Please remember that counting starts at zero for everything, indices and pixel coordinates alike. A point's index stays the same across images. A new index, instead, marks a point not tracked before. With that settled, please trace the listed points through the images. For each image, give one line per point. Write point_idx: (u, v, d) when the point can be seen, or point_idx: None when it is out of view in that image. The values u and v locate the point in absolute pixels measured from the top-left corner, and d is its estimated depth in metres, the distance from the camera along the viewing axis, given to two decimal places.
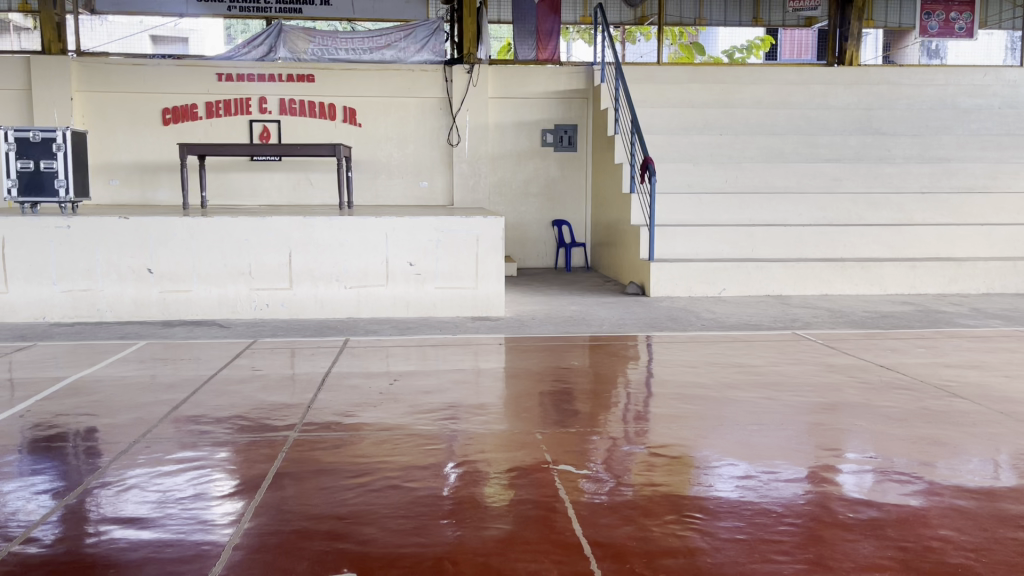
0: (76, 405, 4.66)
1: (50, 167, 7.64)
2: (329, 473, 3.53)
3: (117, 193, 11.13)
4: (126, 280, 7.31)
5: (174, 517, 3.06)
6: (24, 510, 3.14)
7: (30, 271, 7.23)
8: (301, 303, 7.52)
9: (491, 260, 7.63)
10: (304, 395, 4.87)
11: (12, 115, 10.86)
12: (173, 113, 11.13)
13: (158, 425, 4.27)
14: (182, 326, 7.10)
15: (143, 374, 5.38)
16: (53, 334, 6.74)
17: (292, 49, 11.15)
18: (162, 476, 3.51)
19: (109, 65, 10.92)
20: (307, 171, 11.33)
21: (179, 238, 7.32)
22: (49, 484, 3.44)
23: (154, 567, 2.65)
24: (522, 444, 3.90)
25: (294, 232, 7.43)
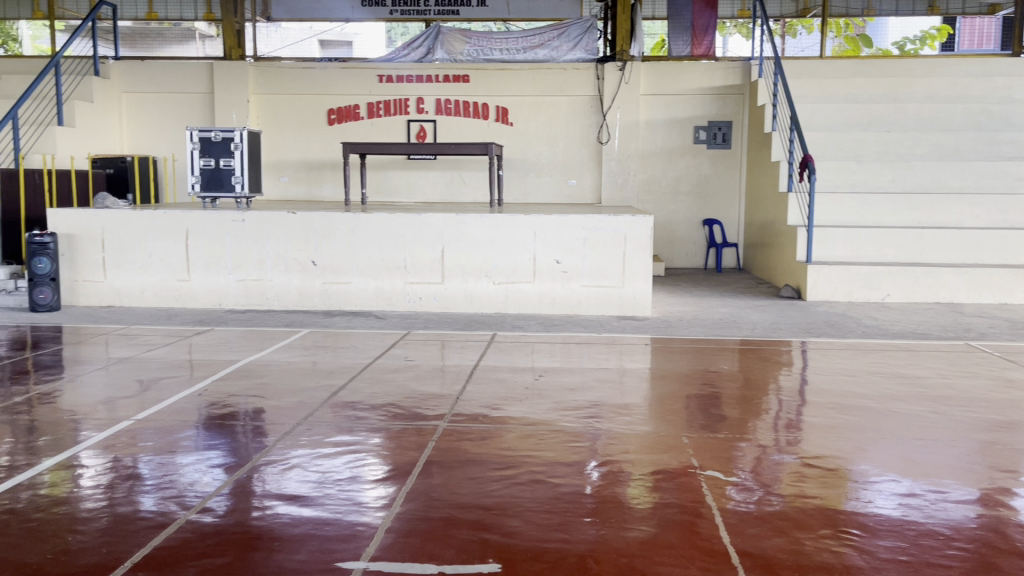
0: (246, 387, 4.99)
1: (228, 164, 8.21)
2: (476, 464, 3.61)
3: (286, 189, 11.83)
4: (292, 272, 7.77)
5: (332, 497, 3.23)
6: (201, 482, 3.41)
7: (209, 261, 7.80)
8: (452, 298, 7.74)
9: (639, 259, 7.55)
10: (453, 387, 5.01)
11: (196, 116, 11.73)
12: (337, 113, 11.70)
13: (318, 410, 4.50)
14: (341, 317, 7.47)
15: (306, 361, 5.70)
16: (227, 320, 7.26)
17: (450, 50, 11.42)
18: (322, 458, 3.71)
19: (281, 69, 11.61)
20: (460, 169, 11.63)
21: (341, 232, 7.69)
22: (222, 459, 3.71)
23: (315, 543, 2.81)
24: (667, 447, 3.85)
25: (446, 228, 7.63)
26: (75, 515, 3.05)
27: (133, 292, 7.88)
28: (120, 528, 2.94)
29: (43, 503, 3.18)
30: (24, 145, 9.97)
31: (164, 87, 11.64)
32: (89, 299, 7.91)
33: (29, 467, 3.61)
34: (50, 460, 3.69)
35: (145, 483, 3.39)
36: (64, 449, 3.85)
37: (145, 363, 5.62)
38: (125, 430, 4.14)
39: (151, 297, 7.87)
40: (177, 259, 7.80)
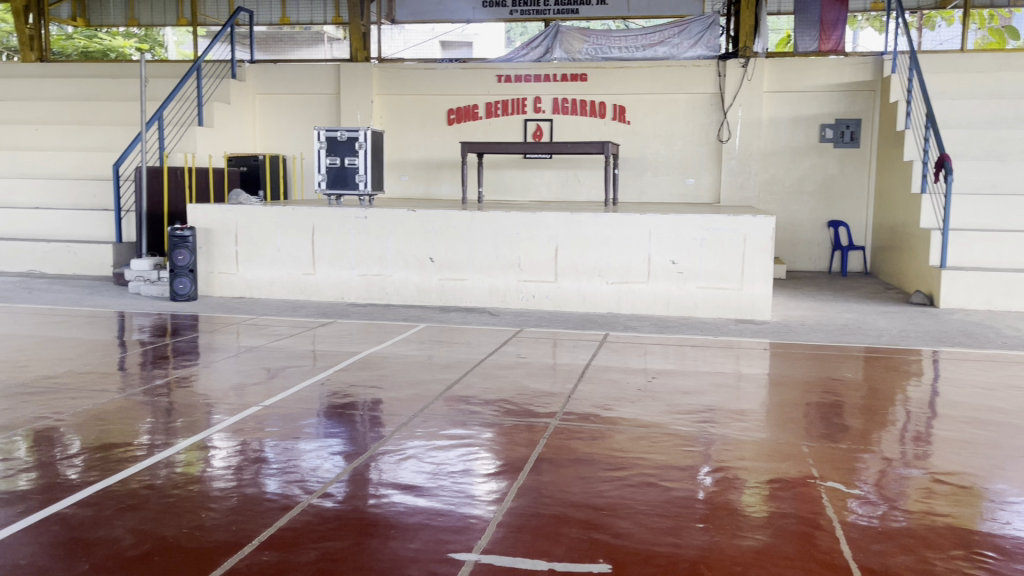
0: (365, 378, 5.17)
1: (353, 163, 8.50)
2: (587, 463, 3.61)
3: (406, 187, 12.14)
4: (411, 267, 7.97)
5: (445, 489, 3.31)
6: (322, 468, 3.56)
7: (333, 256, 8.10)
8: (565, 297, 7.75)
9: (759, 260, 7.35)
10: (565, 385, 5.02)
11: (324, 115, 12.20)
12: (456, 113, 11.91)
13: (433, 403, 4.61)
14: (456, 313, 7.62)
15: (422, 354, 5.84)
16: (349, 313, 7.53)
17: (568, 49, 11.45)
18: (436, 449, 3.80)
19: (404, 70, 11.91)
20: (575, 168, 11.63)
21: (458, 230, 7.83)
22: (342, 447, 3.85)
23: (429, 533, 2.89)
24: (785, 455, 3.73)
25: (562, 226, 7.65)
26: (208, 494, 3.24)
27: (262, 284, 8.27)
28: (248, 508, 3.10)
29: (179, 481, 3.39)
30: (168, 144, 10.62)
31: (295, 90, 12.15)
32: (222, 290, 8.36)
33: (168, 447, 3.85)
34: (185, 441, 3.92)
35: (270, 467, 3.56)
36: (199, 431, 4.09)
37: (273, 353, 5.89)
38: (253, 416, 4.35)
39: (279, 289, 8.24)
40: (304, 253, 8.14)
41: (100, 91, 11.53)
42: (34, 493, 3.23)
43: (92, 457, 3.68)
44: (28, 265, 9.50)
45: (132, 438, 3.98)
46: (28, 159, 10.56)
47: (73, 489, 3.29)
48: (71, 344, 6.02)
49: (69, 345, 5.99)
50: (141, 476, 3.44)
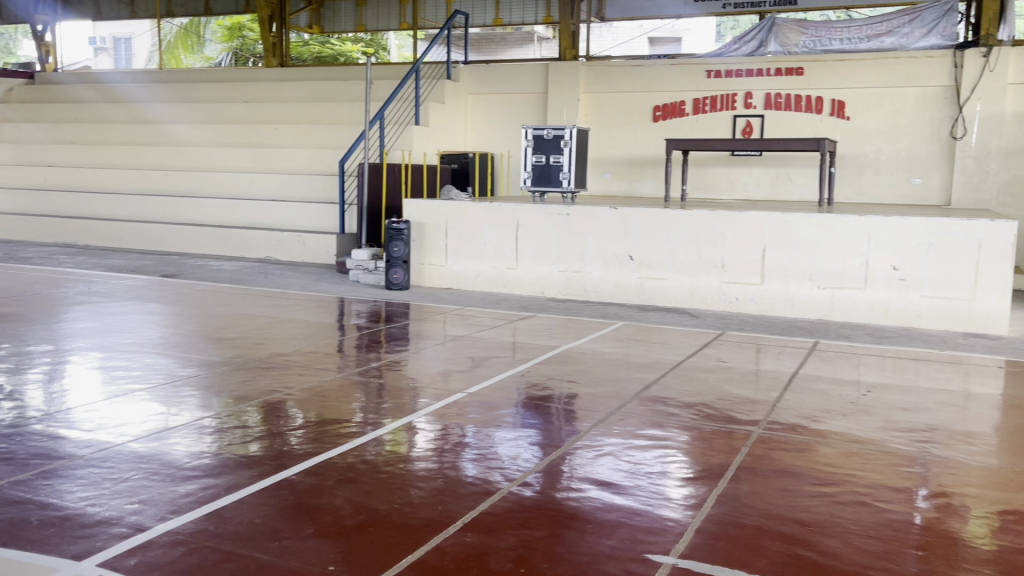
0: (563, 372, 5.25)
1: (557, 161, 8.63)
2: (792, 476, 3.45)
3: (608, 185, 12.14)
4: (611, 265, 7.98)
5: (643, 488, 3.29)
6: (521, 457, 3.66)
7: (536, 252, 8.26)
8: (771, 300, 7.45)
9: (995, 269, 6.70)
10: (769, 393, 4.83)
11: (531, 114, 12.36)
12: (663, 110, 11.74)
13: (630, 401, 4.59)
14: (655, 312, 7.54)
15: (620, 352, 5.84)
16: (549, 308, 7.66)
17: (784, 42, 10.99)
18: (634, 449, 3.78)
19: (612, 68, 11.90)
20: (786, 166, 11.13)
21: (660, 228, 7.74)
22: (538, 438, 3.93)
23: (627, 531, 2.89)
24: (1021, 486, 3.38)
25: (771, 227, 7.35)
26: (414, 473, 3.43)
27: (468, 276, 8.59)
28: (453, 490, 3.25)
29: (388, 459, 3.61)
30: (387, 142, 11.29)
31: (505, 90, 12.42)
32: (431, 281, 8.76)
33: (378, 426, 4.11)
34: (393, 422, 4.17)
35: (471, 453, 3.71)
36: (406, 413, 4.33)
37: (476, 343, 6.11)
38: (456, 402, 4.55)
39: (483, 282, 8.52)
40: (508, 248, 8.37)
41: (329, 92, 12.48)
42: (267, 458, 3.57)
43: (313, 430, 4.00)
44: (264, 252, 10.48)
45: (348, 415, 4.28)
46: (267, 155, 11.64)
47: (299, 458, 3.59)
48: (299, 325, 6.58)
49: (298, 326, 6.55)
50: (356, 451, 3.70)
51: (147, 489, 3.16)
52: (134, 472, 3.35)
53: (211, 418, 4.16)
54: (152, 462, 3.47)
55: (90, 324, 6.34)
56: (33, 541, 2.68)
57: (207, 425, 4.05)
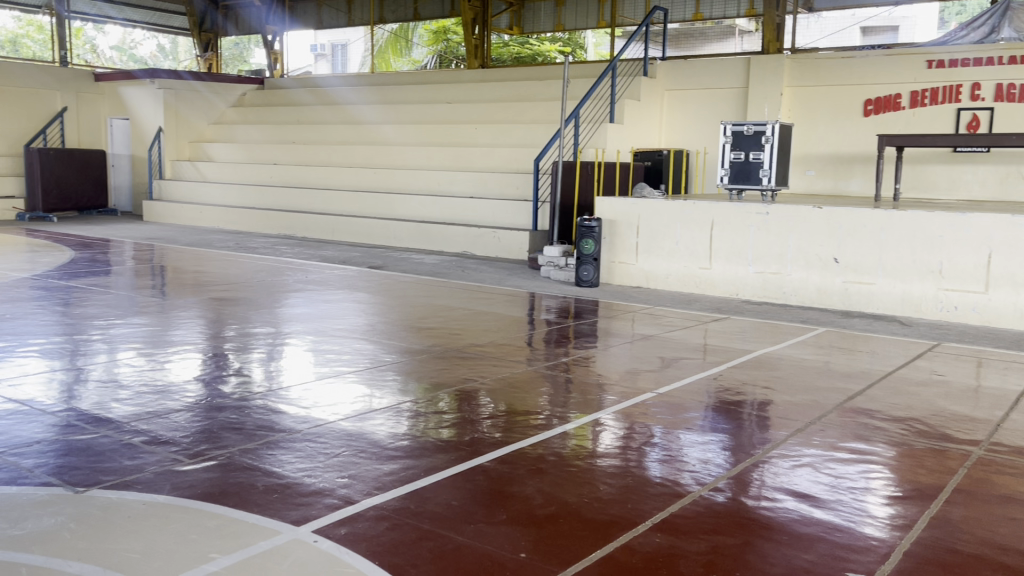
0: (757, 378, 5.07)
1: (757, 157, 8.33)
2: (1019, 504, 3.14)
3: (812, 182, 11.54)
4: (813, 268, 7.60)
5: (845, 504, 3.12)
6: (711, 462, 3.57)
7: (731, 252, 8.02)
8: (997, 311, 6.81)
9: None
10: (992, 412, 4.42)
11: (730, 110, 11.94)
12: (875, 104, 11.00)
13: (830, 412, 4.36)
14: (861, 319, 7.11)
15: (820, 360, 5.56)
16: (744, 310, 7.42)
17: (1018, 27, 10.21)
18: (835, 462, 3.59)
19: (819, 60, 11.30)
20: (1019, 164, 10.10)
21: (870, 230, 7.29)
22: (729, 444, 3.82)
23: (826, 546, 2.75)
24: None
25: (998, 231, 6.73)
26: (602, 469, 3.45)
27: (659, 275, 8.48)
28: (641, 489, 3.24)
29: (576, 453, 3.65)
30: (583, 140, 11.41)
31: (702, 84, 12.06)
32: (621, 279, 8.72)
33: (566, 420, 4.16)
34: (579, 417, 4.20)
35: (659, 454, 3.67)
36: (593, 409, 4.36)
37: (667, 343, 6.04)
38: (643, 402, 4.51)
39: (674, 282, 8.38)
40: (702, 247, 8.17)
41: (527, 92, 12.78)
42: (462, 444, 3.72)
43: (504, 420, 4.13)
44: (461, 247, 10.90)
45: (538, 408, 4.37)
46: (466, 154, 12.11)
47: (492, 446, 3.71)
48: (492, 318, 6.79)
49: (492, 319, 6.76)
50: (544, 443, 3.77)
51: (356, 465, 3.40)
52: (344, 448, 3.61)
53: (410, 402, 4.39)
54: (358, 441, 3.72)
55: (306, 310, 6.88)
56: (259, 504, 2.96)
57: (406, 408, 4.27)
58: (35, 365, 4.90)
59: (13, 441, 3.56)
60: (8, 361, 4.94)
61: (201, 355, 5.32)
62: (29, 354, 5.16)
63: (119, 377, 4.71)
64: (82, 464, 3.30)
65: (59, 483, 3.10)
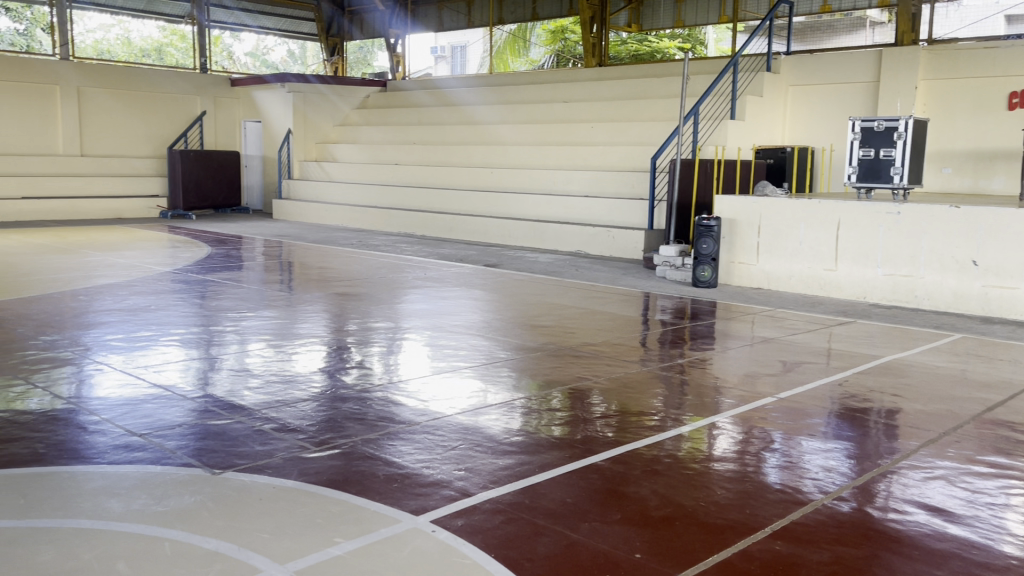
0: (886, 385, 4.84)
1: (889, 154, 7.95)
2: None
3: (948, 180, 10.91)
4: (948, 270, 7.21)
5: (983, 520, 2.94)
6: (834, 470, 3.44)
7: (858, 253, 7.69)
8: None
9: None
10: None
11: (860, 105, 11.43)
12: (1021, 97, 10.32)
13: (966, 423, 4.12)
14: (1002, 325, 6.67)
15: (955, 368, 5.26)
16: (872, 314, 7.10)
17: None
18: (972, 475, 3.39)
19: (959, 51, 10.69)
20: None
21: (1014, 231, 6.85)
22: (853, 452, 3.68)
23: (961, 563, 2.61)
24: None
25: None
26: (719, 473, 3.38)
27: (781, 277, 8.22)
28: (760, 494, 3.16)
29: (691, 455, 3.59)
30: (702, 138, 11.22)
31: (829, 77, 11.59)
32: (741, 280, 8.50)
33: (681, 422, 4.10)
34: (694, 420, 4.13)
35: (778, 460, 3.56)
36: (709, 413, 4.27)
37: (788, 346, 5.85)
38: (763, 406, 4.39)
39: (797, 283, 8.11)
40: (827, 248, 7.87)
41: (645, 90, 12.65)
42: (576, 442, 3.72)
43: (617, 419, 4.11)
44: (576, 246, 10.90)
45: (653, 408, 4.33)
46: (582, 152, 12.10)
47: (607, 445, 3.70)
48: (607, 317, 6.76)
49: (606, 318, 6.73)
50: (659, 444, 3.73)
51: (472, 458, 3.46)
52: (461, 442, 3.68)
53: (524, 399, 4.44)
54: (474, 435, 3.79)
55: (424, 306, 7.05)
56: (381, 492, 3.06)
57: (519, 405, 4.31)
58: (175, 353, 5.23)
59: (157, 424, 3.82)
60: (152, 349, 5.29)
61: (326, 347, 5.54)
62: (170, 342, 5.51)
63: (251, 367, 4.97)
64: (218, 448, 3.50)
65: (198, 465, 3.30)
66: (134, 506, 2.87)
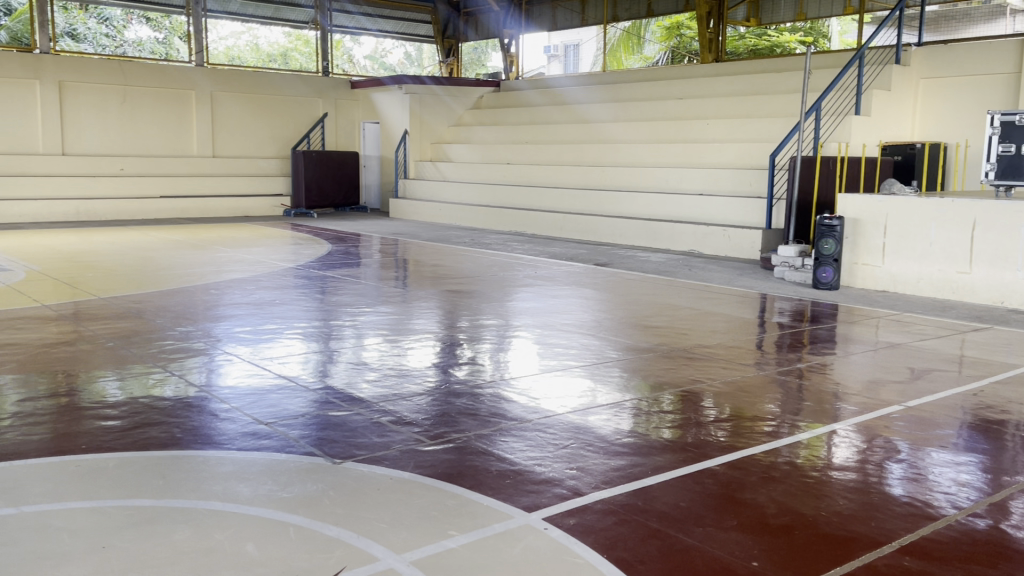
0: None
1: None
2: None
3: None
4: None
5: None
6: (967, 485, 3.25)
7: (995, 255, 7.24)
8: None
9: None
10: None
11: (999, 98, 10.73)
12: None
13: None
14: None
15: None
16: (1011, 320, 6.67)
17: None
18: None
19: None
20: None
21: None
22: (988, 466, 3.46)
23: None
24: None
25: None
26: (839, 482, 3.25)
27: (908, 279, 7.83)
28: (885, 507, 3.02)
29: (809, 463, 3.47)
30: (824, 134, 10.82)
31: (964, 69, 10.95)
32: (865, 282, 8.15)
33: (798, 428, 3.97)
34: (812, 427, 3.99)
35: (904, 471, 3.39)
36: (829, 419, 4.11)
37: (915, 352, 5.57)
38: (888, 415, 4.20)
39: (927, 287, 7.70)
40: (960, 250, 7.45)
41: (764, 85, 12.31)
42: (689, 446, 3.66)
43: (732, 423, 4.02)
44: (689, 246, 10.71)
45: (769, 413, 4.21)
46: (698, 150, 11.88)
47: (720, 450, 3.62)
48: (722, 319, 6.62)
49: (721, 320, 6.58)
50: (775, 450, 3.62)
51: (584, 458, 3.46)
52: (572, 441, 3.68)
53: (634, 400, 4.39)
54: (585, 434, 3.78)
55: (534, 304, 7.08)
56: (494, 488, 3.10)
57: (630, 405, 4.28)
58: (298, 346, 5.45)
59: (282, 413, 3.99)
60: (277, 342, 5.53)
61: (438, 343, 5.66)
62: (293, 335, 5.75)
63: (367, 360, 5.13)
64: (338, 438, 3.62)
65: (320, 454, 3.43)
66: (261, 490, 3.01)
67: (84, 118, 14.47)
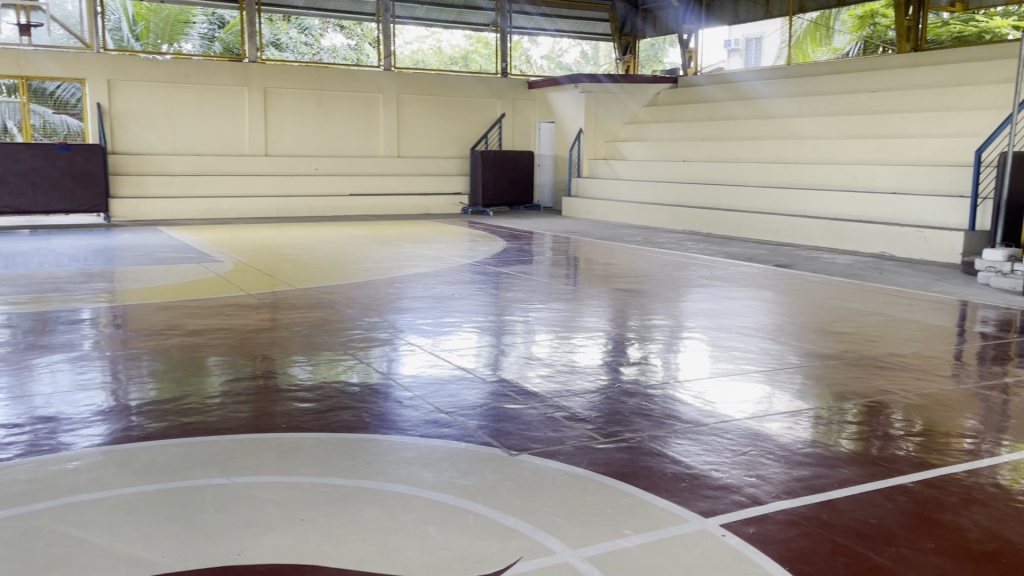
0: None
1: None
2: None
3: None
4: None
5: None
6: None
7: None
8: None
9: None
10: None
11: None
12: None
13: None
14: None
15: None
16: None
17: None
18: None
19: None
20: None
21: None
22: None
23: None
24: None
25: None
26: None
27: None
28: None
29: (1018, 487, 3.17)
30: None
31: None
32: None
33: (1002, 448, 3.64)
34: (1020, 447, 3.64)
35: None
36: None
37: None
38: None
39: None
40: None
41: (969, 75, 11.39)
42: (879, 460, 3.44)
43: (924, 438, 3.74)
44: (880, 247, 10.07)
45: (967, 429, 3.88)
46: (892, 145, 11.15)
47: (914, 466, 3.38)
48: (917, 326, 6.17)
49: (916, 327, 6.14)
50: (977, 471, 3.33)
51: (763, 466, 3.34)
52: (750, 447, 3.56)
53: (815, 408, 4.19)
54: (763, 441, 3.65)
55: (709, 305, 6.92)
56: (669, 490, 3.06)
57: (810, 414, 4.09)
58: (473, 339, 5.62)
59: (461, 403, 4.13)
60: (455, 334, 5.74)
61: (609, 342, 5.65)
62: (470, 329, 5.93)
63: (539, 355, 5.20)
64: (514, 430, 3.70)
65: (497, 445, 3.51)
66: (442, 477, 3.13)
67: (285, 122, 15.59)
